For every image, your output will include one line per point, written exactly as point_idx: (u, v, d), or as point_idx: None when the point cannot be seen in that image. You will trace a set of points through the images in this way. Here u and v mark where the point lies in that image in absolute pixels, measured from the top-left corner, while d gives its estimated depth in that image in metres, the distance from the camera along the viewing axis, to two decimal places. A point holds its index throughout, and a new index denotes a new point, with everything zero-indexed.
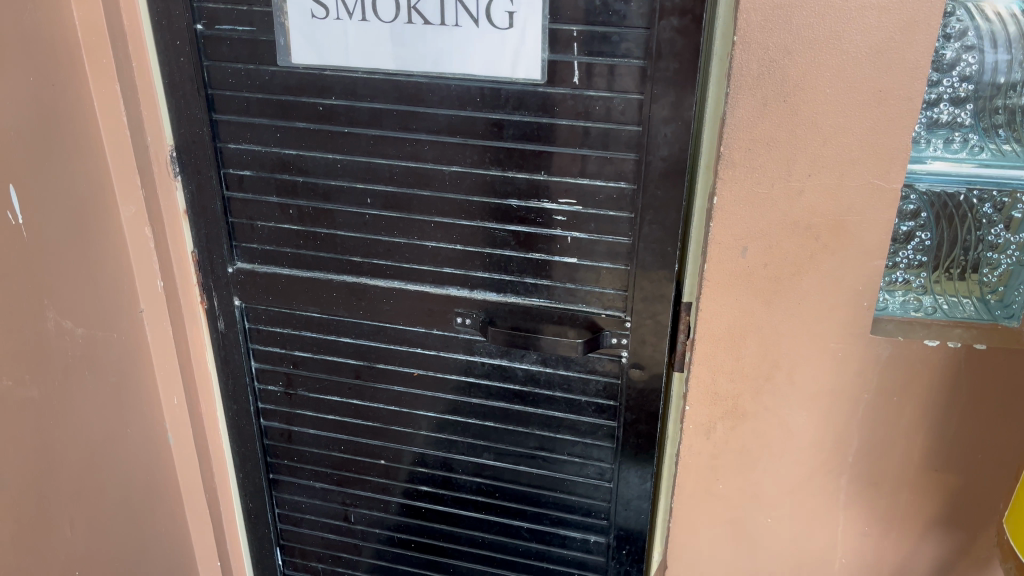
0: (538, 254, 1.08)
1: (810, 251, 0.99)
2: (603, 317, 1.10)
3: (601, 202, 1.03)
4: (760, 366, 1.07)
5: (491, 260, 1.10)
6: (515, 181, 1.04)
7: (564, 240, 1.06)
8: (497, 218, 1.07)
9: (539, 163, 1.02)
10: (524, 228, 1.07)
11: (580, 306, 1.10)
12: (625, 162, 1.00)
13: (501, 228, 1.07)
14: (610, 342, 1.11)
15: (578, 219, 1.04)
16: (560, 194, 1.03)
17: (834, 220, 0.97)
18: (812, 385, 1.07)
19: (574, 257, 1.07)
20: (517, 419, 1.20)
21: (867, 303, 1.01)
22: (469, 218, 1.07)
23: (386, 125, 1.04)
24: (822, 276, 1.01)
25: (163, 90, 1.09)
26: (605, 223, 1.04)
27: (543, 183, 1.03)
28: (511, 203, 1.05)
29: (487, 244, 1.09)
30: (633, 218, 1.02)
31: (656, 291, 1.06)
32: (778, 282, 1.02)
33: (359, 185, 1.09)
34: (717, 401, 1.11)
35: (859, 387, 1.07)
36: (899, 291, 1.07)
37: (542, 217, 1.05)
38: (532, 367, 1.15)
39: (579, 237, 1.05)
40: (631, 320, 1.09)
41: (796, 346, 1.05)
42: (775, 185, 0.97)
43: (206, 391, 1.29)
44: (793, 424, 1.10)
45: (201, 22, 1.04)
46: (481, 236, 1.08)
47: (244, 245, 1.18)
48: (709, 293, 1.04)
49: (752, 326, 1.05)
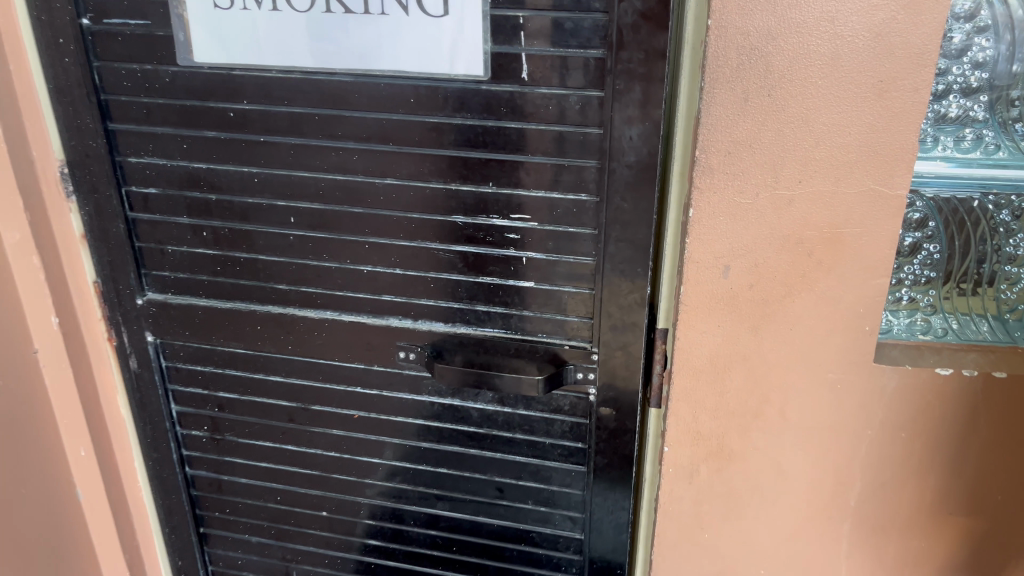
0: (489, 278, 0.93)
1: (803, 268, 0.86)
2: (567, 348, 0.95)
3: (562, 215, 0.88)
4: (747, 401, 0.94)
5: (438, 286, 0.95)
6: (460, 195, 0.89)
7: (520, 260, 0.92)
8: (440, 237, 0.92)
9: (486, 173, 0.88)
10: (472, 249, 0.92)
11: (540, 337, 0.96)
12: (586, 170, 0.86)
13: (446, 248, 0.92)
14: (578, 378, 0.97)
15: (534, 238, 0.90)
16: (512, 209, 0.89)
17: (830, 233, 0.84)
18: (806, 420, 0.94)
19: (531, 280, 0.92)
20: (474, 465, 1.05)
21: (868, 327, 0.89)
22: (408, 237, 0.93)
23: (307, 132, 0.90)
24: (817, 296, 0.87)
25: (48, 96, 0.93)
26: (564, 239, 0.89)
27: (492, 196, 0.89)
28: (456, 219, 0.91)
29: (431, 267, 0.94)
30: (598, 234, 0.88)
31: (626, 318, 0.92)
32: (766, 305, 0.88)
33: (281, 202, 0.94)
34: (699, 441, 0.97)
35: (861, 423, 0.94)
36: (904, 311, 0.93)
37: (493, 236, 0.91)
38: (488, 407, 1.01)
39: (536, 258, 0.91)
40: (598, 352, 0.94)
41: (788, 376, 0.92)
42: (760, 193, 0.83)
43: (122, 438, 1.13)
44: (787, 464, 0.97)
45: (87, 16, 0.89)
46: (424, 257, 0.94)
47: (154, 273, 1.02)
48: (687, 319, 0.91)
49: (738, 355, 0.91)
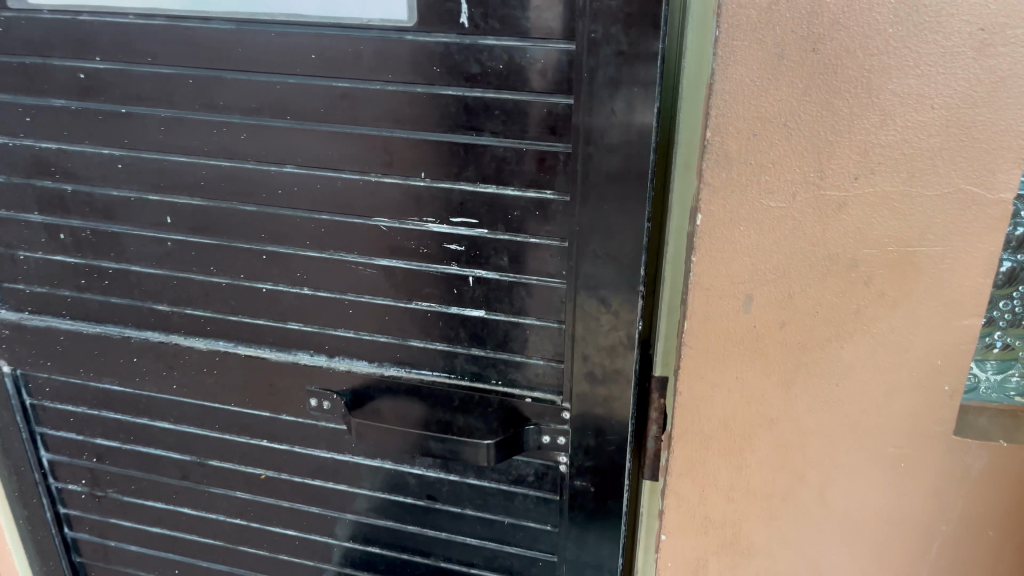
0: (426, 306, 0.71)
1: (855, 301, 0.61)
2: (530, 401, 0.73)
3: (518, 218, 0.66)
4: (775, 481, 0.69)
5: (359, 313, 0.73)
6: (383, 189, 0.67)
7: (466, 281, 0.69)
8: (362, 248, 0.70)
9: (417, 160, 0.66)
10: (401, 264, 0.70)
11: (495, 382, 0.73)
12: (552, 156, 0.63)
13: (367, 262, 0.70)
14: (543, 442, 0.74)
15: (482, 251, 0.68)
16: (453, 211, 0.67)
17: (896, 253, 0.59)
18: (856, 509, 0.69)
19: (482, 309, 0.70)
20: (412, 547, 0.82)
21: (948, 387, 0.63)
22: (316, 246, 0.71)
23: (179, 102, 0.68)
24: (875, 341, 0.62)
25: None
26: (520, 253, 0.67)
27: (425, 192, 0.67)
28: (379, 224, 0.68)
29: (348, 287, 0.72)
30: (563, 248, 0.66)
31: (609, 363, 0.69)
32: (803, 352, 0.63)
33: (154, 196, 0.73)
34: (708, 529, 0.72)
35: (931, 516, 0.68)
36: (996, 360, 0.67)
37: (427, 248, 0.69)
38: (430, 474, 0.78)
39: (487, 279, 0.69)
40: (571, 405, 0.72)
41: (830, 450, 0.67)
42: (796, 194, 0.58)
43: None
44: (828, 566, 0.72)
45: None
46: (338, 274, 0.71)
47: (5, 284, 0.81)
48: (694, 367, 0.66)
49: (762, 417, 0.67)
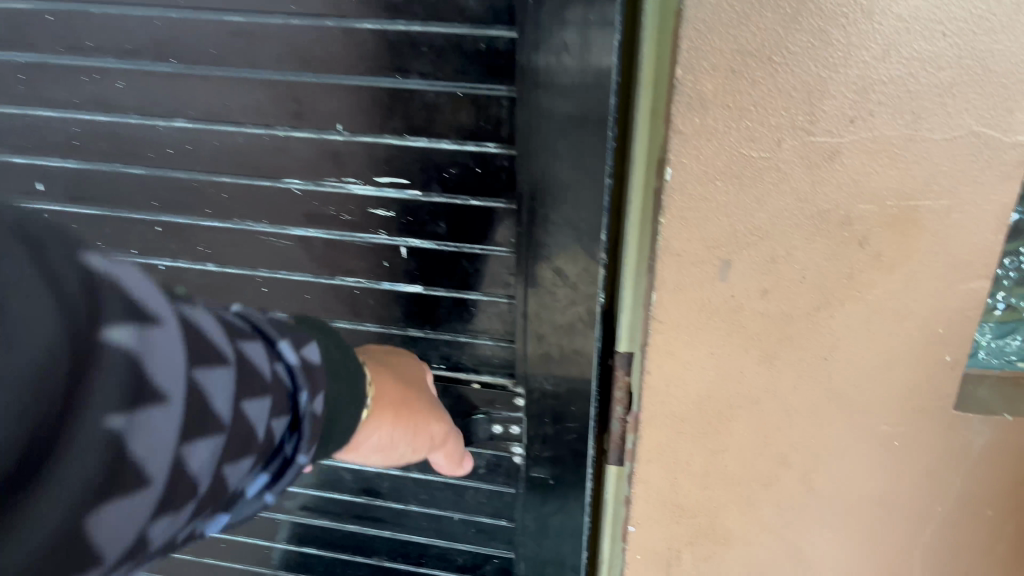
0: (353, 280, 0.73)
1: (848, 264, 0.53)
2: (473, 381, 0.75)
3: (442, 184, 0.65)
4: (754, 465, 0.62)
5: (274, 287, 0.75)
6: (296, 147, 0.66)
7: (398, 252, 0.70)
8: (294, 217, 0.70)
9: (328, 114, 0.64)
10: (318, 233, 0.71)
11: (439, 338, 0.74)
12: (495, 104, 0.59)
13: (281, 233, 0.71)
14: (495, 432, 0.77)
15: (411, 223, 0.68)
16: (373, 173, 0.66)
17: (896, 209, 0.51)
18: (844, 493, 0.62)
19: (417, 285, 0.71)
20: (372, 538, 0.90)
21: (950, 358, 0.56)
22: (218, 215, 0.72)
23: (43, 45, 0.66)
24: (868, 310, 0.54)
25: None
26: (445, 219, 0.67)
27: (342, 148, 0.65)
28: (291, 187, 0.69)
29: (268, 257, 0.73)
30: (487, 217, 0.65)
31: (569, 343, 0.66)
32: (786, 323, 0.55)
33: (23, 158, 0.74)
34: (681, 518, 0.65)
35: (927, 497, 0.61)
36: (996, 323, 0.60)
37: (351, 215, 0.69)
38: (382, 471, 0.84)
39: (421, 248, 0.69)
40: (520, 376, 0.72)
41: (816, 431, 0.60)
42: (783, 140, 0.49)
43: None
44: (812, 554, 0.65)
45: None
46: (246, 244, 0.73)
47: None
48: (664, 341, 0.58)
49: (741, 396, 0.59)
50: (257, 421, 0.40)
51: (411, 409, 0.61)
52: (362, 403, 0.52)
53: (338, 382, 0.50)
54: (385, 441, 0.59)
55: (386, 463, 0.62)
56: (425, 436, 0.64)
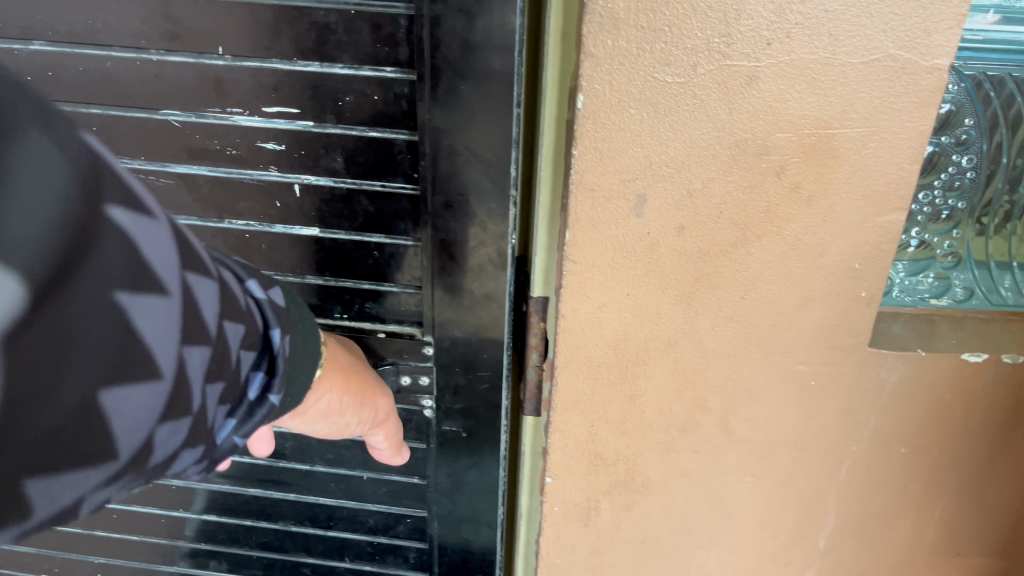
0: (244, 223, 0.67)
1: (765, 196, 0.51)
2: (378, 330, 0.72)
3: (338, 113, 0.60)
4: (673, 409, 0.60)
5: None
6: (173, 69, 0.59)
7: (291, 190, 0.65)
8: (174, 152, 0.64)
9: (206, 31, 0.58)
10: (203, 171, 0.65)
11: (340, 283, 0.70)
12: (393, 21, 0.55)
13: (161, 171, 0.65)
14: (402, 384, 0.75)
15: (304, 156, 0.63)
16: (261, 99, 0.60)
17: (813, 138, 0.49)
18: (761, 434, 0.61)
19: (315, 227, 0.67)
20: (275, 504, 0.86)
21: (866, 294, 0.55)
22: None
23: None
24: (786, 245, 0.53)
25: None
26: (342, 152, 0.62)
27: (225, 72, 0.59)
28: (171, 119, 0.62)
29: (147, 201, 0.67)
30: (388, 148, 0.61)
31: (483, 287, 0.66)
32: (704, 260, 0.53)
33: None
34: (598, 468, 0.63)
35: (842, 435, 0.61)
36: (909, 261, 0.60)
37: (239, 150, 0.63)
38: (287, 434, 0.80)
39: (318, 185, 0.64)
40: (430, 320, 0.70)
41: (734, 372, 0.58)
42: (698, 65, 0.47)
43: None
44: (730, 497, 0.64)
45: None
46: None
47: None
48: (578, 285, 0.55)
49: (658, 339, 0.57)
50: (236, 345, 0.44)
51: (355, 377, 0.64)
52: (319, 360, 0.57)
53: (295, 337, 0.53)
54: (333, 406, 0.62)
55: (332, 429, 0.65)
56: (371, 408, 0.66)
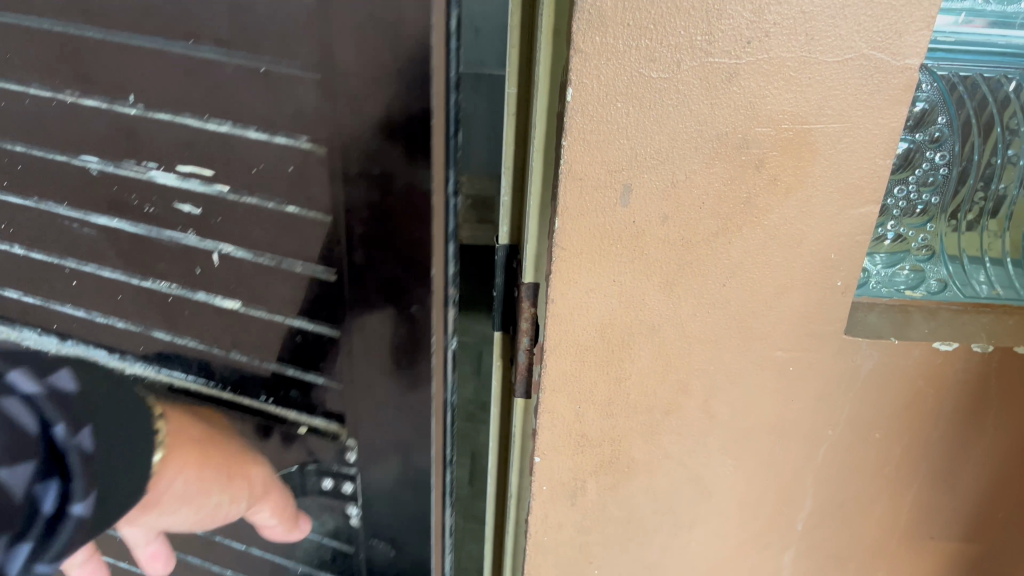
0: (162, 330, 0.75)
1: (745, 188, 0.53)
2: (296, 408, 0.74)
3: (251, 182, 0.61)
4: (656, 393, 0.63)
5: (86, 277, 0.74)
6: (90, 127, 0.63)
7: (211, 257, 0.67)
8: (99, 204, 0.68)
9: (117, 92, 0.60)
10: (125, 226, 0.68)
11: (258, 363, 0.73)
12: (299, 92, 0.54)
13: (83, 222, 0.70)
14: (324, 485, 0.79)
15: (218, 227, 0.64)
16: (169, 165, 0.62)
17: (790, 132, 0.51)
18: (741, 419, 0.64)
19: (234, 299, 0.69)
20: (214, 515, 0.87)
21: (842, 283, 0.57)
22: (18, 191, 0.71)
23: None
24: (765, 235, 0.55)
25: None
26: (251, 226, 0.63)
27: (134, 127, 0.61)
28: (89, 166, 0.66)
29: (72, 241, 0.72)
30: (291, 229, 0.62)
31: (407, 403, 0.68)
32: (687, 248, 0.56)
33: None
34: (585, 448, 0.66)
35: (819, 420, 0.64)
36: (885, 253, 0.63)
37: (155, 208, 0.66)
38: None
39: (234, 252, 0.66)
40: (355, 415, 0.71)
41: (715, 358, 0.61)
42: (681, 61, 0.49)
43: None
44: (711, 480, 0.67)
45: None
46: (51, 225, 0.72)
47: None
48: (565, 271, 0.57)
49: (643, 324, 0.59)
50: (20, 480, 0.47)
51: (212, 459, 0.71)
52: (151, 447, 0.62)
53: (112, 427, 0.56)
54: (184, 491, 0.69)
55: (199, 514, 0.73)
56: (241, 483, 0.75)
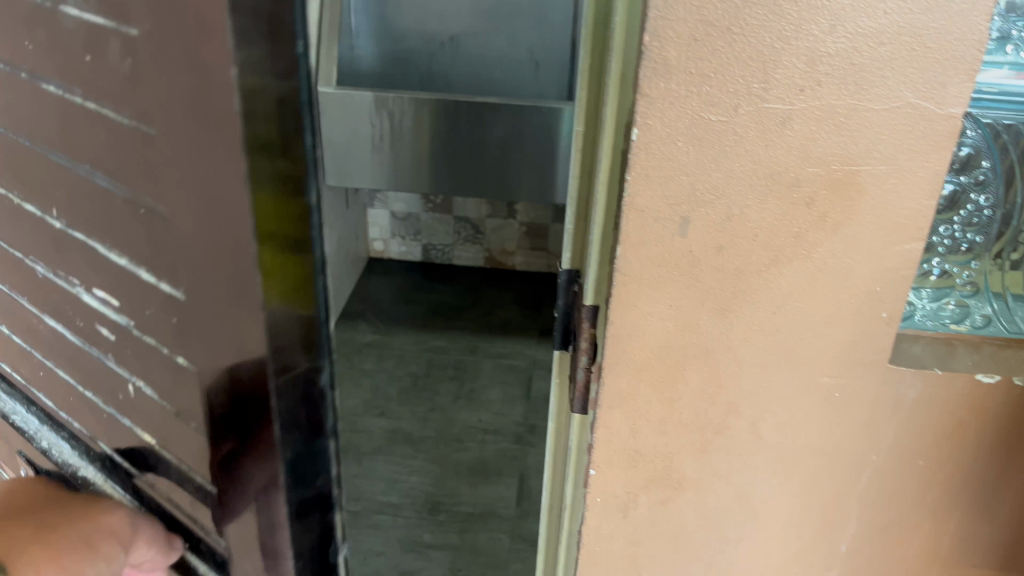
0: (107, 403, 0.98)
1: (795, 223, 0.58)
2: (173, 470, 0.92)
3: (165, 268, 0.76)
4: (707, 413, 0.67)
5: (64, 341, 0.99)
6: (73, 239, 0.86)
7: (128, 387, 0.93)
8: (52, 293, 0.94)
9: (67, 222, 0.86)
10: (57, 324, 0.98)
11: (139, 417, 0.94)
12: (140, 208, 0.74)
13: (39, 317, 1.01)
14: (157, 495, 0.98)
15: (106, 315, 0.89)
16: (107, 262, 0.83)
17: (839, 173, 0.55)
18: (788, 441, 0.67)
19: (111, 335, 0.90)
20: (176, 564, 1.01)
21: (886, 314, 0.61)
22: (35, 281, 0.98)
23: None
24: (814, 267, 0.59)
25: None
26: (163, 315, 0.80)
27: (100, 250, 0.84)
28: (58, 223, 0.87)
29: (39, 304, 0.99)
30: (171, 306, 0.79)
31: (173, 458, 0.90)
32: (739, 278, 0.60)
33: None
34: (638, 463, 0.70)
35: (862, 445, 0.67)
36: (932, 288, 0.65)
37: (84, 322, 0.94)
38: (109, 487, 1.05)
39: (117, 324, 0.88)
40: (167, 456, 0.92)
41: (764, 382, 0.65)
42: (739, 106, 0.54)
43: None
44: (758, 498, 0.70)
45: None
46: (38, 287, 0.98)
47: None
48: (625, 295, 0.62)
49: (696, 347, 0.63)
50: None
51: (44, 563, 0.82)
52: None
53: None
54: None
55: None
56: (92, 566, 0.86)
